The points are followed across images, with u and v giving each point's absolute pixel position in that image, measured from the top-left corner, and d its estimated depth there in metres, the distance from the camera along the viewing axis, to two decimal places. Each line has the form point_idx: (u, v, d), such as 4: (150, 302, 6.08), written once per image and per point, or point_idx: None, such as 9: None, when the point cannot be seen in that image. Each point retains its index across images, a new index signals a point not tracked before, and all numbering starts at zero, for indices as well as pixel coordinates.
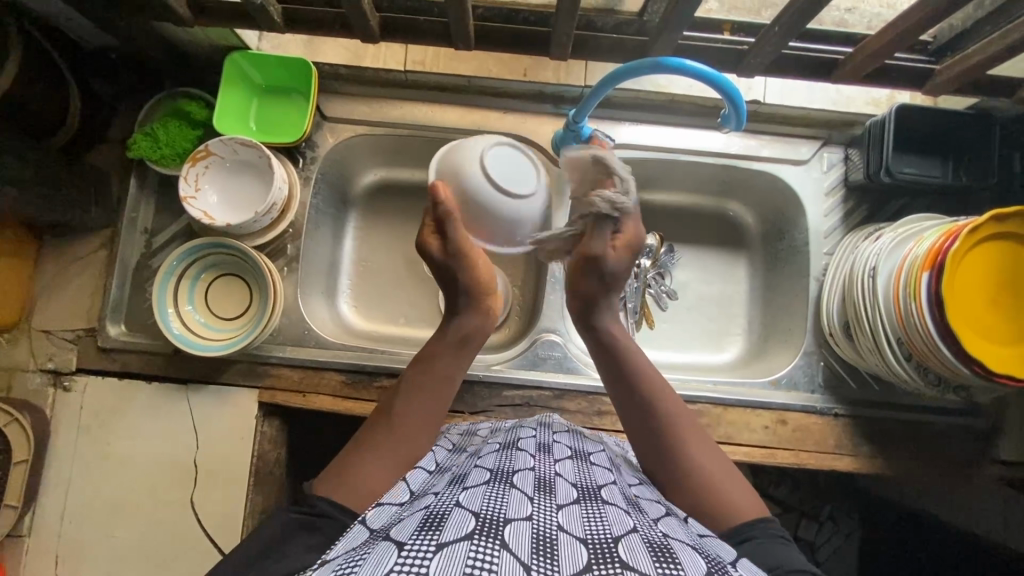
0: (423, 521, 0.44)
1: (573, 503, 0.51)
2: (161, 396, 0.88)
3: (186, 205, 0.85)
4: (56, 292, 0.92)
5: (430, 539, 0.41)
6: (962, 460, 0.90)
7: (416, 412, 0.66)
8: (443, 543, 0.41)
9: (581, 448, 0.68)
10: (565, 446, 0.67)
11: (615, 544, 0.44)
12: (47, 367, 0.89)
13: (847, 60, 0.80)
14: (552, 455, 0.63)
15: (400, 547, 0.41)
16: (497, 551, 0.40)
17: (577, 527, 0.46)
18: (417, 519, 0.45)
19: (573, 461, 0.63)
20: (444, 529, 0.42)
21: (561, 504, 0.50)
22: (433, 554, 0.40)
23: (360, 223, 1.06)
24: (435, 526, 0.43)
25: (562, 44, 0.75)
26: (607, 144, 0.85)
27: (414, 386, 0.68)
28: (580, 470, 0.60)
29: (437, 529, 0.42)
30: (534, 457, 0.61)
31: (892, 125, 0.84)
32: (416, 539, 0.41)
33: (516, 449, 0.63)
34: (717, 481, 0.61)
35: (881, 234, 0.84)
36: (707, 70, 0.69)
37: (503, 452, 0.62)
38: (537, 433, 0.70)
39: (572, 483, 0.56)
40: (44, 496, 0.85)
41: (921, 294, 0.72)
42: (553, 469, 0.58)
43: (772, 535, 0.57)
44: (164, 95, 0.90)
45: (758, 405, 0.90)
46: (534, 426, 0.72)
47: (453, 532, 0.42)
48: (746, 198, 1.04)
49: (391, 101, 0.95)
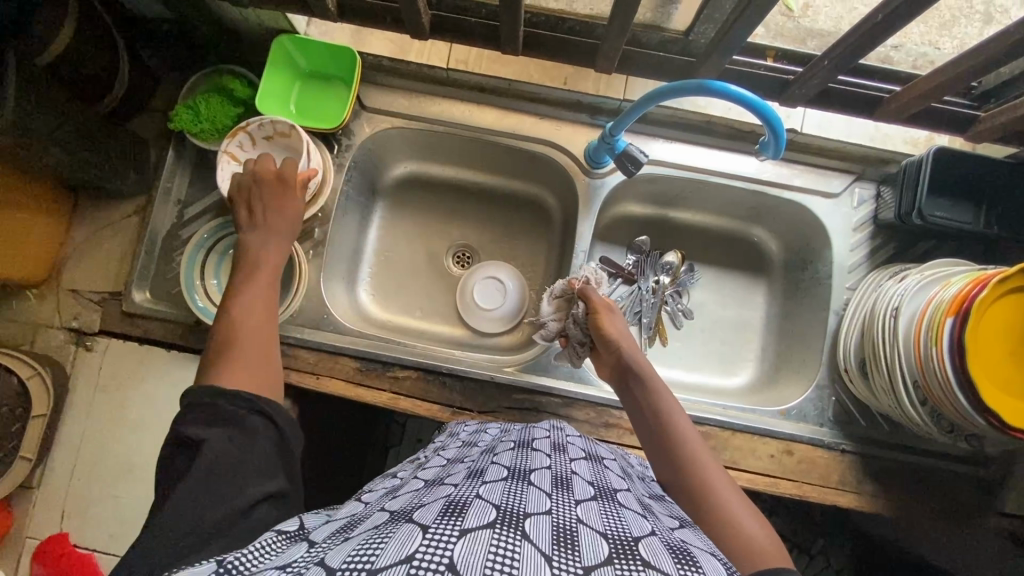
0: (445, 508, 0.45)
1: (591, 500, 0.51)
2: (178, 365, 0.90)
3: (220, 175, 0.86)
4: (86, 252, 0.94)
5: (453, 524, 0.41)
6: (966, 509, 0.89)
7: (258, 299, 0.71)
8: (466, 529, 0.40)
9: (594, 453, 0.69)
10: (579, 448, 0.68)
11: (635, 543, 0.44)
12: (71, 325, 0.91)
13: (893, 99, 0.80)
14: (567, 455, 0.64)
15: (423, 528, 0.40)
16: (519, 540, 0.40)
17: (596, 522, 0.47)
18: (438, 506, 0.46)
19: (588, 462, 0.64)
20: (467, 517, 0.42)
21: (579, 501, 0.50)
22: (456, 538, 0.39)
23: (386, 213, 1.07)
24: (456, 513, 0.43)
25: (608, 58, 0.76)
26: (640, 159, 0.85)
27: (245, 281, 0.73)
28: (595, 472, 0.61)
29: (459, 516, 0.42)
30: (549, 456, 0.61)
31: (928, 167, 0.84)
32: (440, 522, 0.41)
33: (532, 449, 0.63)
34: (732, 500, 0.62)
35: (907, 275, 0.84)
36: (751, 97, 0.69)
37: (518, 451, 0.63)
38: (550, 434, 0.71)
39: (587, 482, 0.56)
40: (57, 450, 0.87)
41: (943, 340, 0.72)
42: (568, 468, 0.59)
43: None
44: (210, 71, 0.92)
45: (766, 434, 0.90)
46: (546, 428, 0.74)
47: (475, 520, 0.42)
48: (772, 225, 1.04)
49: (429, 96, 0.96)
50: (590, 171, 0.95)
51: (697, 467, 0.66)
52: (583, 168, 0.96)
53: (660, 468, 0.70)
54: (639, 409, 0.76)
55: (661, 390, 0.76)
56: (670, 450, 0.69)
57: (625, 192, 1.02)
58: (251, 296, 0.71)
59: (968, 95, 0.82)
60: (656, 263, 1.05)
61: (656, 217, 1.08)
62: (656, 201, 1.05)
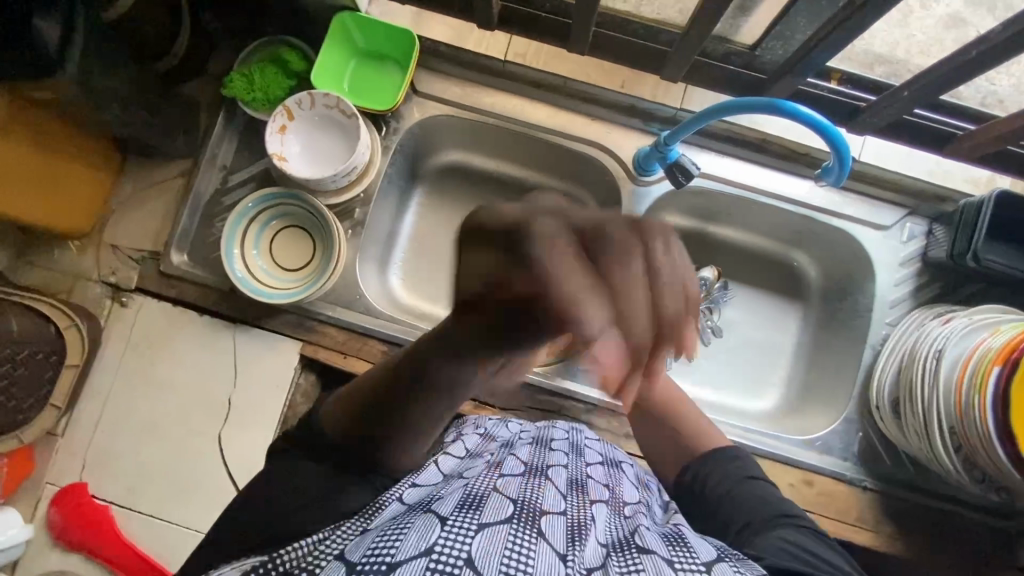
0: (462, 501, 0.51)
1: (601, 504, 0.58)
2: (210, 330, 0.91)
3: (267, 138, 0.85)
4: (130, 209, 0.94)
5: (471, 519, 0.47)
6: (984, 561, 0.88)
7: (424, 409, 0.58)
8: (484, 523, 0.47)
9: (611, 457, 0.73)
10: (596, 452, 0.72)
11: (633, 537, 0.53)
12: (109, 280, 0.92)
13: (966, 137, 0.78)
14: (584, 458, 0.68)
15: (441, 520, 0.47)
16: (535, 537, 0.47)
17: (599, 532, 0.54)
18: (456, 499, 0.51)
19: (604, 466, 0.69)
20: (484, 512, 0.49)
21: (592, 502, 0.58)
22: (475, 531, 0.46)
23: (425, 199, 1.07)
24: (474, 507, 0.49)
25: (677, 67, 0.75)
26: (693, 172, 0.85)
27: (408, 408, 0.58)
28: (609, 475, 0.67)
29: (478, 510, 0.49)
30: (567, 457, 0.67)
31: (989, 209, 0.82)
32: (458, 516, 0.47)
33: (550, 449, 0.69)
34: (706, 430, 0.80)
35: (953, 317, 0.82)
36: (820, 119, 0.67)
37: (537, 448, 0.68)
38: (569, 432, 0.75)
39: (603, 487, 0.63)
40: (85, 402, 0.89)
41: (988, 389, 0.71)
42: (584, 471, 0.65)
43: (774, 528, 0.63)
44: (267, 40, 0.92)
45: (787, 461, 0.89)
46: (566, 428, 0.76)
47: (493, 515, 0.48)
48: (814, 251, 1.02)
49: (483, 87, 0.96)
50: (638, 178, 0.94)
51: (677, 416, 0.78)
52: (630, 175, 0.94)
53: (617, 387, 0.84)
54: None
55: None
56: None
57: (669, 203, 1.00)
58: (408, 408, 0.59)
59: None
60: None
61: (696, 231, 1.06)
62: (697, 215, 1.04)
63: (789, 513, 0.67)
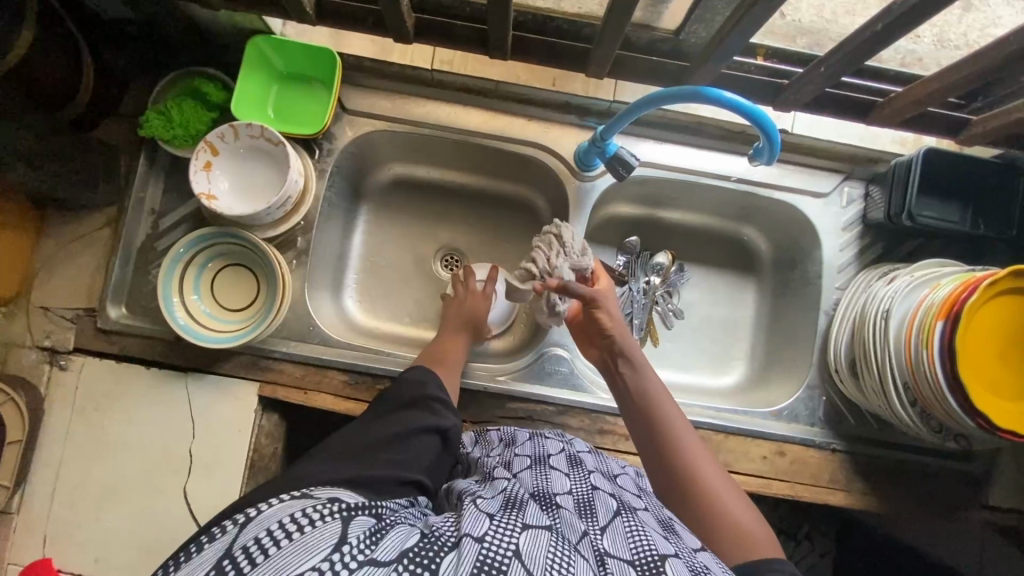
0: (505, 502, 0.52)
1: (614, 520, 0.55)
2: (159, 383, 0.87)
3: (192, 177, 0.82)
4: (57, 266, 0.89)
5: (516, 519, 0.48)
6: (951, 504, 0.91)
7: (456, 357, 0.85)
8: (528, 524, 0.47)
9: (607, 470, 0.72)
10: (592, 464, 0.71)
11: (662, 563, 0.48)
12: (43, 344, 0.87)
13: (886, 103, 0.80)
14: (585, 472, 0.67)
15: (489, 516, 0.48)
16: (572, 554, 0.45)
17: (623, 549, 0.50)
18: (500, 499, 0.53)
19: (603, 477, 0.68)
20: (527, 514, 0.49)
21: (604, 526, 0.54)
22: (520, 528, 0.46)
23: (370, 218, 1.04)
24: (518, 508, 0.50)
25: (600, 63, 0.74)
26: (632, 162, 0.84)
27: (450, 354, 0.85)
28: (613, 487, 0.65)
29: (522, 512, 0.49)
30: (568, 478, 0.65)
31: (917, 167, 0.84)
32: (505, 514, 0.48)
33: (551, 468, 0.66)
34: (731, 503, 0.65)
35: (897, 276, 0.85)
36: (743, 102, 0.67)
37: (537, 470, 0.66)
38: (564, 448, 0.73)
39: (610, 498, 0.61)
40: (35, 475, 0.84)
41: (934, 343, 0.73)
42: (589, 487, 0.63)
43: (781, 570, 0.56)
44: (180, 73, 0.87)
45: (758, 435, 0.90)
46: (557, 440, 0.75)
47: (534, 518, 0.49)
48: (761, 224, 1.04)
49: (413, 98, 0.93)
50: (581, 174, 0.94)
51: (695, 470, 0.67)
52: (572, 172, 0.94)
53: (636, 433, 0.74)
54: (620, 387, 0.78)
55: (648, 376, 0.76)
56: (649, 427, 0.72)
57: (616, 193, 1.00)
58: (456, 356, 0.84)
59: None
60: (646, 263, 1.05)
61: (646, 218, 1.07)
62: (645, 202, 1.04)
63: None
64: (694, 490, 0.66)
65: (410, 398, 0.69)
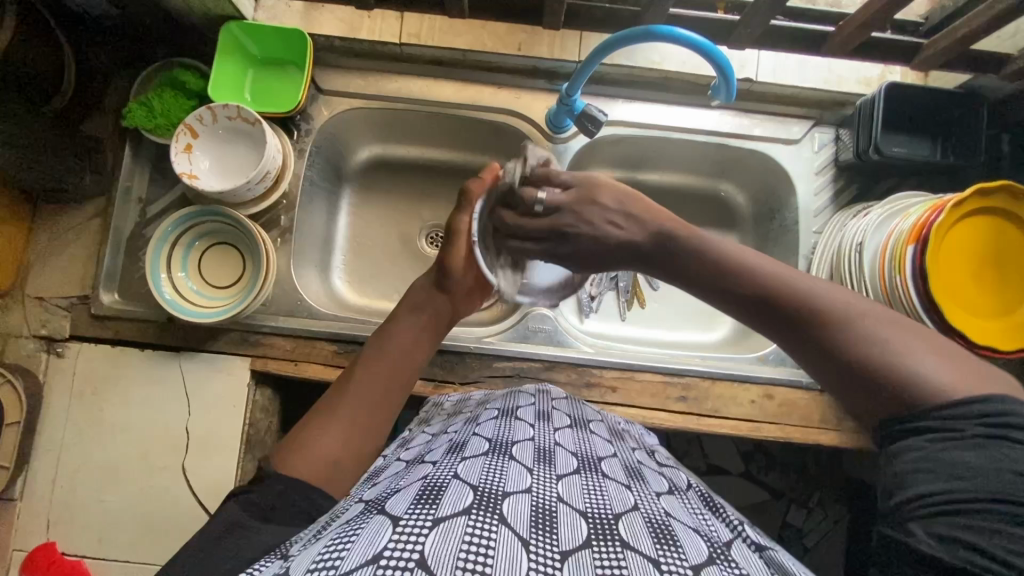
0: (420, 494, 0.48)
1: (573, 475, 0.56)
2: (153, 364, 0.89)
3: (174, 158, 0.85)
4: (50, 259, 0.92)
5: (426, 515, 0.44)
6: None
7: (368, 383, 0.67)
8: (440, 518, 0.43)
9: (579, 417, 0.74)
10: (564, 414, 0.72)
11: (615, 522, 0.49)
12: (40, 333, 0.90)
13: (835, 34, 0.82)
14: (552, 424, 0.68)
15: (394, 521, 0.44)
16: (495, 526, 0.44)
17: (578, 502, 0.52)
18: (415, 491, 0.49)
19: (572, 430, 0.69)
20: (441, 503, 0.46)
21: (561, 476, 0.55)
22: (428, 529, 0.42)
23: (354, 198, 1.07)
24: (431, 501, 0.46)
25: (555, 13, 0.78)
26: (599, 118, 0.86)
27: (358, 383, 0.67)
28: (579, 440, 0.66)
29: (434, 503, 0.45)
30: (532, 427, 0.65)
31: (880, 104, 0.85)
32: (411, 514, 0.44)
33: (515, 418, 0.68)
34: (912, 354, 0.49)
35: (870, 211, 0.85)
36: (699, 39, 0.69)
37: (501, 420, 0.67)
38: (534, 401, 0.75)
39: (571, 453, 0.61)
40: (37, 460, 0.86)
41: (906, 267, 0.74)
42: (552, 439, 0.64)
43: (939, 441, 0.45)
44: (160, 65, 0.90)
45: (746, 380, 0.91)
46: (532, 394, 0.77)
47: (450, 507, 0.45)
48: (738, 178, 1.05)
49: (385, 74, 0.96)
50: (553, 137, 0.95)
51: (855, 331, 0.51)
52: (545, 135, 0.96)
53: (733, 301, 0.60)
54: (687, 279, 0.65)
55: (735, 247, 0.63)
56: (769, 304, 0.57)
57: (593, 154, 1.01)
58: (369, 377, 0.68)
59: (917, 32, 0.85)
60: None
61: (625, 181, 1.08)
62: (623, 164, 1.06)
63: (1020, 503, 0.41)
64: (835, 351, 0.52)
65: (309, 471, 0.57)
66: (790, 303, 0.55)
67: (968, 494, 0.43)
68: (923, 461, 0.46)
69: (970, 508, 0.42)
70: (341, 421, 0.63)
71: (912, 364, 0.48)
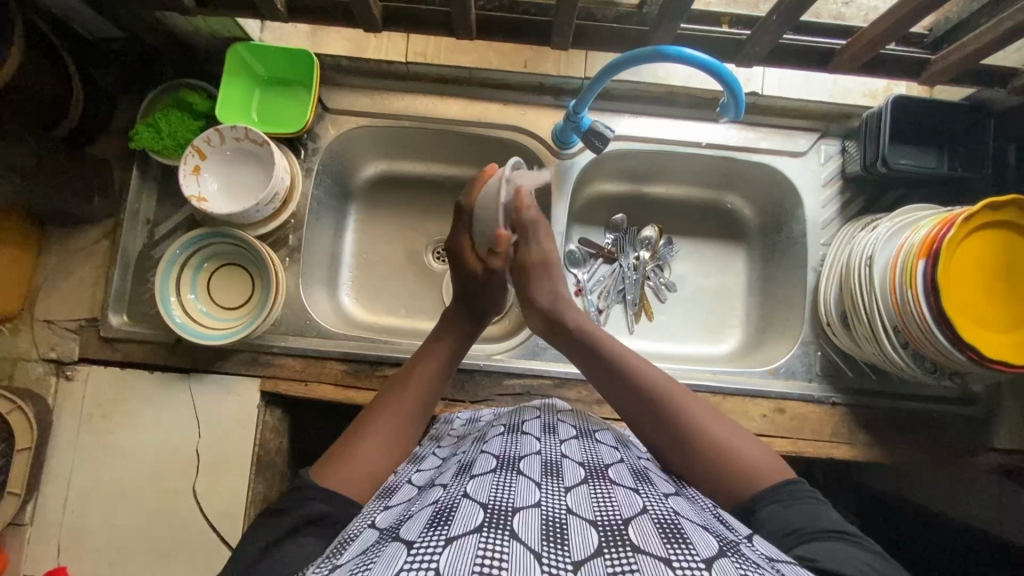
0: (432, 517, 0.48)
1: (581, 485, 0.55)
2: (163, 386, 0.89)
3: (182, 181, 0.84)
4: (58, 281, 0.92)
5: (438, 535, 0.45)
6: (958, 450, 0.91)
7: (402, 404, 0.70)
8: (452, 536, 0.45)
9: (587, 427, 0.73)
10: (570, 426, 0.72)
11: (625, 526, 0.48)
12: (49, 356, 0.89)
13: (844, 51, 0.82)
14: (558, 436, 0.68)
15: (408, 545, 0.45)
16: (506, 541, 0.44)
17: (586, 510, 0.51)
18: (426, 516, 0.49)
19: (579, 440, 0.68)
20: (453, 524, 0.46)
21: (568, 487, 0.55)
22: (442, 548, 0.43)
23: (360, 215, 1.07)
24: (443, 522, 0.47)
25: (562, 33, 0.78)
26: (607, 134, 0.86)
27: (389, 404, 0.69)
28: (586, 450, 0.65)
29: (447, 524, 0.46)
30: (539, 440, 0.65)
31: (887, 117, 0.85)
32: (424, 536, 0.45)
33: (522, 434, 0.67)
34: (742, 447, 0.64)
35: (878, 224, 0.85)
36: (707, 58, 0.70)
37: (508, 437, 0.67)
38: (540, 414, 0.74)
39: (578, 463, 0.61)
40: (47, 484, 0.86)
41: (917, 282, 0.73)
42: (558, 451, 0.63)
43: (801, 494, 0.60)
44: (165, 87, 0.90)
45: (757, 394, 0.91)
46: (537, 408, 0.76)
47: (461, 526, 0.46)
48: (743, 191, 1.05)
49: (392, 93, 0.96)
50: (560, 153, 0.96)
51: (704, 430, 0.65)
52: (553, 152, 0.96)
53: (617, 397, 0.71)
54: (581, 354, 0.75)
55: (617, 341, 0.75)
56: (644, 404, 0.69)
57: (599, 169, 1.02)
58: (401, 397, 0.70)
59: (921, 43, 0.84)
60: (634, 238, 1.07)
61: (631, 194, 1.08)
62: (628, 178, 1.06)
63: (845, 531, 0.56)
64: (690, 447, 0.65)
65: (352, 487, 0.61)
66: (657, 405, 0.68)
67: (817, 527, 0.56)
68: (784, 515, 0.58)
69: (822, 531, 0.56)
70: (376, 439, 0.66)
71: (740, 457, 0.63)
